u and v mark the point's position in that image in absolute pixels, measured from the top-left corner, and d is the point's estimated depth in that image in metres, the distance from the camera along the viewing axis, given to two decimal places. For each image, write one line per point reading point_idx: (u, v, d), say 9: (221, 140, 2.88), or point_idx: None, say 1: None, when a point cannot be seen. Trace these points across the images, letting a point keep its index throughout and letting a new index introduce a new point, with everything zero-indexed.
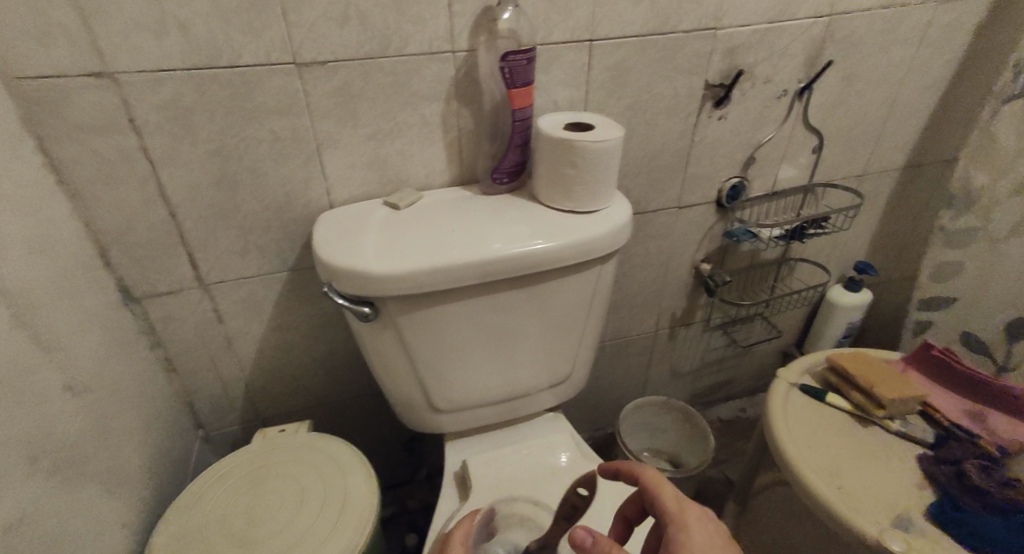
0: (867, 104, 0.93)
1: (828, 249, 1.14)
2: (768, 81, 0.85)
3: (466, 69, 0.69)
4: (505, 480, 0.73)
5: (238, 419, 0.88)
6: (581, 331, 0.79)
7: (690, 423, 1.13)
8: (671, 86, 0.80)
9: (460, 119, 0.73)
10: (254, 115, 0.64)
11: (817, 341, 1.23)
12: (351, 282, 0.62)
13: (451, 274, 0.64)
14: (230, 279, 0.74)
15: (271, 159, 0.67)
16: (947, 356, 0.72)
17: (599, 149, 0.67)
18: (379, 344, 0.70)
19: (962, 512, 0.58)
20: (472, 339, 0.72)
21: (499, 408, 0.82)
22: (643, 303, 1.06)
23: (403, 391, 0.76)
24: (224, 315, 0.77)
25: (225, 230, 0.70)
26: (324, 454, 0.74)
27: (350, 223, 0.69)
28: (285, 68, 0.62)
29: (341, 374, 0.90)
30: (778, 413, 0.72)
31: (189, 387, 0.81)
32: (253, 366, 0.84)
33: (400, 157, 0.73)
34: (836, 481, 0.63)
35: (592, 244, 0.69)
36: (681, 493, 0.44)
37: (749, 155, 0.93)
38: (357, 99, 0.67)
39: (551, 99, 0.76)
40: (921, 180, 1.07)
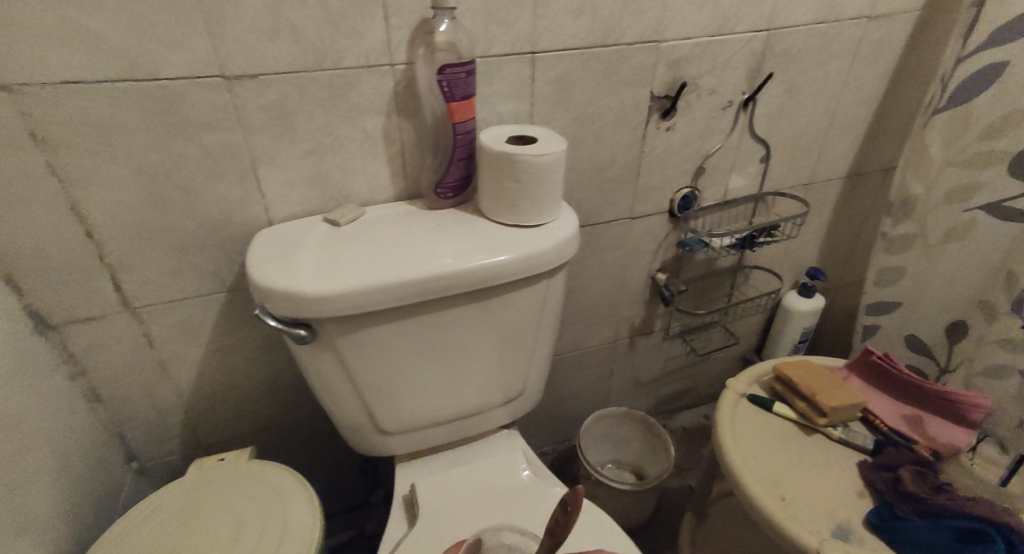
0: (810, 115, 0.95)
1: (780, 256, 1.15)
2: (713, 93, 0.86)
3: (406, 82, 0.68)
4: (453, 502, 0.71)
5: (177, 448, 0.83)
6: (532, 345, 0.78)
7: (650, 433, 1.13)
8: (617, 98, 0.81)
9: (402, 133, 0.71)
10: (180, 130, 0.61)
11: (773, 347, 1.24)
12: (284, 303, 0.60)
13: (391, 293, 0.62)
14: (162, 301, 0.70)
15: (201, 176, 0.64)
16: (885, 361, 0.75)
17: (541, 163, 0.66)
18: (320, 367, 0.67)
19: (900, 519, 0.59)
20: (417, 358, 0.70)
21: (451, 427, 0.79)
22: (600, 314, 1.06)
23: (348, 414, 0.73)
24: (155, 340, 0.73)
25: (153, 251, 0.67)
26: (265, 485, 0.70)
27: (286, 241, 0.66)
28: (211, 82, 0.59)
29: (289, 396, 0.87)
30: (726, 423, 0.72)
31: (120, 416, 0.76)
32: (190, 393, 0.79)
33: (341, 172, 0.71)
34: (780, 491, 0.64)
35: (538, 259, 0.68)
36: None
37: (698, 166, 0.93)
38: (292, 113, 0.64)
39: (496, 112, 0.75)
40: (864, 187, 1.10)
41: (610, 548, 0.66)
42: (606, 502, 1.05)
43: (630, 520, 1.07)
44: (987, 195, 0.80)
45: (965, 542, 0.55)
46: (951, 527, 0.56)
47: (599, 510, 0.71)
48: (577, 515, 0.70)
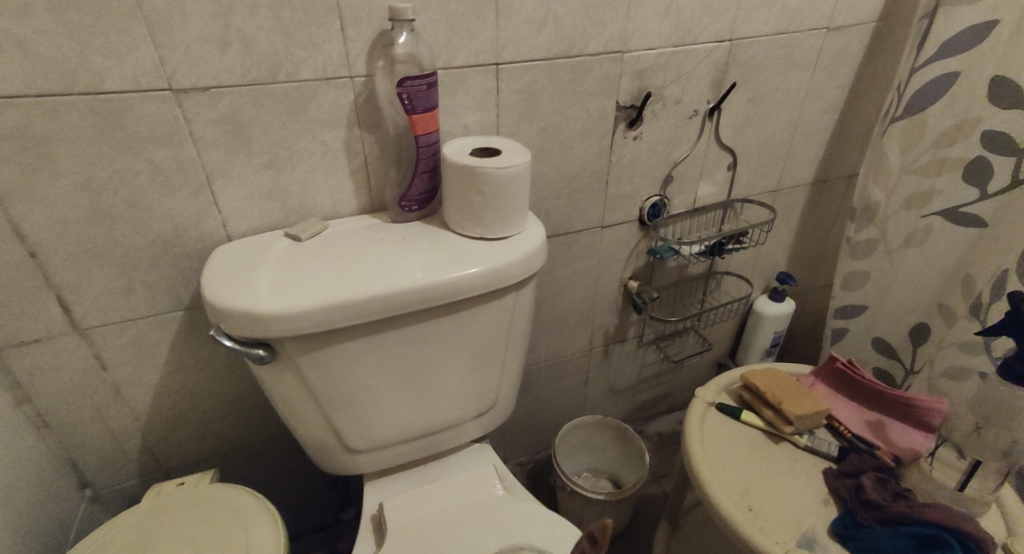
0: (774, 123, 0.96)
1: (751, 262, 1.16)
2: (678, 102, 0.86)
3: (366, 94, 0.66)
4: (422, 521, 0.69)
5: (136, 472, 0.80)
6: (502, 359, 0.77)
7: (626, 441, 1.12)
8: (584, 109, 0.80)
9: (365, 145, 0.70)
10: (127, 145, 0.59)
11: (746, 351, 1.25)
12: (240, 322, 0.58)
13: (352, 310, 0.61)
14: (113, 321, 0.68)
15: (152, 191, 0.62)
16: (849, 368, 0.77)
17: (505, 175, 0.65)
18: (280, 386, 0.66)
19: (862, 528, 0.60)
20: (383, 375, 0.68)
21: (421, 443, 0.78)
22: (573, 323, 1.05)
23: (313, 434, 0.71)
24: (108, 361, 0.70)
25: (103, 269, 0.64)
26: (225, 508, 0.68)
27: (245, 257, 0.65)
28: (159, 95, 0.57)
29: (254, 415, 0.84)
30: (695, 433, 0.73)
31: (72, 441, 0.74)
32: (148, 415, 0.77)
33: (302, 186, 0.69)
34: (747, 502, 0.64)
35: (505, 273, 0.67)
36: None
37: (667, 174, 0.94)
38: (247, 126, 0.63)
39: (460, 123, 0.74)
40: (830, 193, 1.12)
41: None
42: (581, 512, 1.04)
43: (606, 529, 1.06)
44: (944, 200, 0.82)
45: (921, 548, 0.56)
46: (908, 534, 0.57)
47: (570, 525, 0.70)
48: (548, 531, 0.69)
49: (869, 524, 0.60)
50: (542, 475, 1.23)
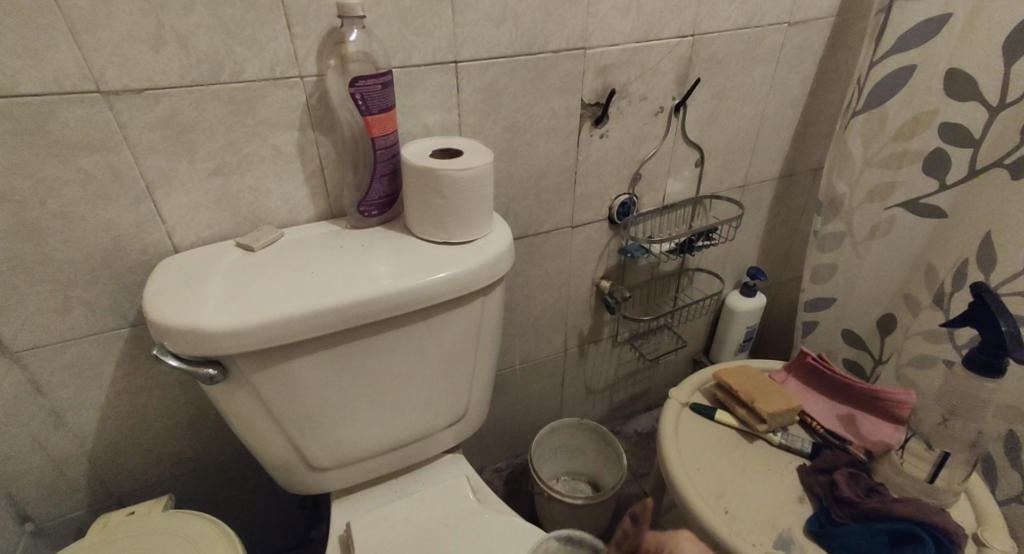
0: (740, 118, 0.96)
1: (722, 258, 1.16)
2: (644, 99, 0.85)
3: (319, 95, 0.63)
4: (391, 539, 0.67)
5: (84, 500, 0.76)
6: (472, 366, 0.75)
7: (605, 443, 1.10)
8: (548, 107, 0.79)
9: (320, 149, 0.67)
10: (53, 152, 0.55)
11: (720, 347, 1.25)
12: (185, 341, 0.54)
13: (309, 323, 0.57)
14: (49, 342, 0.63)
15: (85, 202, 0.58)
16: (818, 362, 0.77)
17: (466, 177, 0.63)
18: (235, 405, 0.62)
19: (837, 525, 0.60)
20: (346, 388, 0.65)
21: (391, 457, 0.75)
22: (546, 325, 1.03)
23: (275, 454, 0.68)
24: (45, 385, 0.66)
25: (33, 286, 0.60)
26: (180, 538, 0.65)
27: (192, 270, 0.61)
28: (87, 97, 0.54)
29: (213, 435, 0.80)
30: (669, 436, 0.72)
31: (9, 471, 0.69)
32: (94, 439, 0.72)
33: (253, 193, 0.66)
34: (723, 505, 0.64)
35: (470, 278, 0.65)
36: None
37: (635, 172, 0.93)
38: (189, 130, 0.59)
39: (421, 124, 0.72)
40: (796, 188, 1.13)
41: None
42: (560, 517, 1.02)
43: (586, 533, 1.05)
44: (907, 192, 0.83)
45: (895, 545, 0.56)
46: (881, 530, 0.56)
47: (546, 536, 0.68)
48: (523, 544, 0.66)
49: (845, 521, 0.59)
50: (521, 480, 1.21)
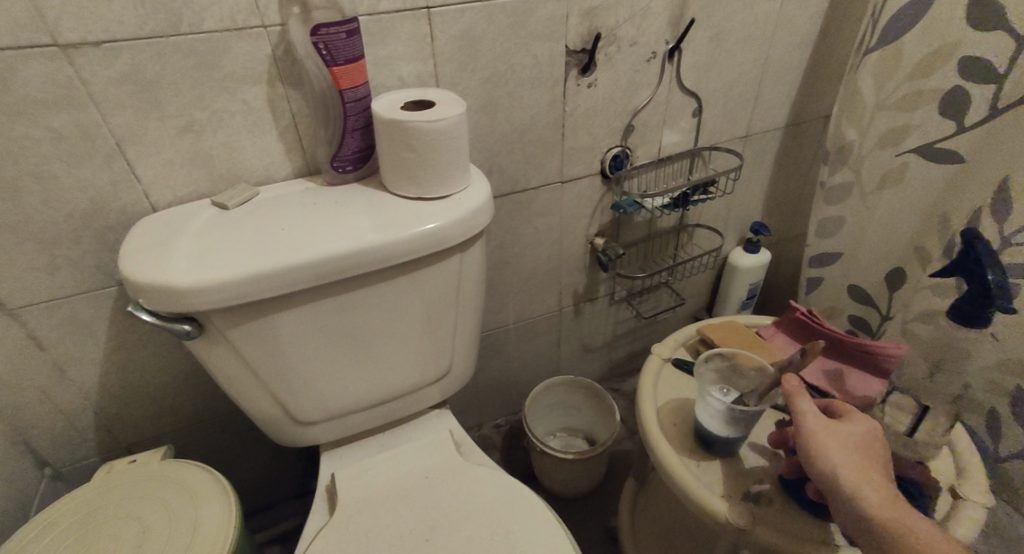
0: (741, 62, 0.91)
1: (724, 213, 1.13)
2: (634, 43, 0.81)
3: (285, 46, 0.62)
4: (373, 492, 0.69)
5: (94, 451, 0.80)
6: (453, 322, 0.74)
7: (600, 399, 1.11)
8: (530, 54, 0.75)
9: (291, 103, 0.66)
10: (19, 109, 0.55)
11: (721, 304, 1.23)
12: (157, 297, 0.55)
13: (280, 279, 0.58)
14: (41, 300, 0.65)
15: (58, 160, 0.58)
16: (808, 318, 0.73)
17: (437, 129, 0.61)
18: (215, 362, 0.63)
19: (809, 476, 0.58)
20: (325, 345, 0.66)
21: (377, 411, 0.77)
22: (540, 282, 1.02)
23: (262, 409, 0.69)
24: (44, 341, 0.68)
25: (17, 245, 0.61)
26: (176, 484, 0.68)
27: (166, 228, 0.61)
28: (44, 51, 0.53)
29: (210, 391, 0.83)
30: (649, 390, 0.71)
31: (19, 422, 0.72)
32: (97, 393, 0.75)
33: (227, 150, 0.65)
34: (697, 459, 0.63)
35: (443, 234, 0.63)
36: (833, 435, 0.53)
37: (628, 122, 0.89)
38: (153, 84, 0.58)
39: (396, 75, 0.69)
40: (803, 137, 1.08)
41: (526, 533, 0.64)
42: (554, 472, 1.04)
43: (580, 487, 1.06)
44: (920, 137, 0.76)
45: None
46: None
47: (524, 489, 0.69)
48: (499, 497, 0.68)
49: None
50: (521, 436, 1.23)
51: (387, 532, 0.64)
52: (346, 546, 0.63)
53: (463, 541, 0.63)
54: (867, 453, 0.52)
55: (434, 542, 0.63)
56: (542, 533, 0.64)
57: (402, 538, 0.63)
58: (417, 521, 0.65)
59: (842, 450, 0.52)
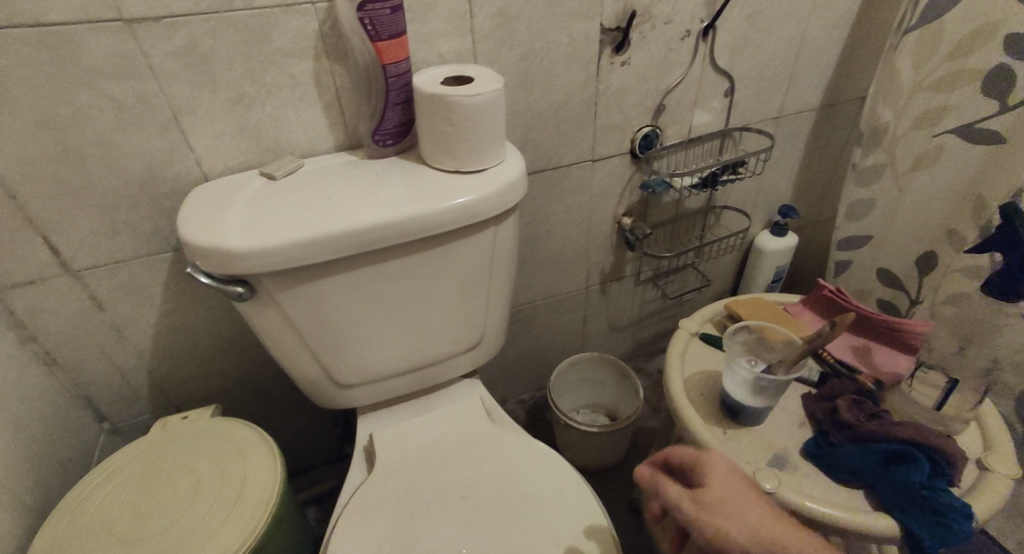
0: (776, 41, 0.91)
1: (753, 195, 1.13)
2: (669, 22, 0.81)
3: (331, 22, 0.64)
4: (409, 452, 0.73)
5: (146, 409, 0.85)
6: (486, 294, 0.77)
7: (624, 376, 1.13)
8: (566, 32, 0.76)
9: (335, 78, 0.68)
10: (87, 81, 0.58)
11: (746, 287, 1.23)
12: (213, 260, 0.59)
13: (326, 245, 0.61)
14: (104, 263, 0.70)
15: (121, 129, 0.62)
16: (837, 295, 0.74)
17: (476, 103, 0.63)
18: (265, 324, 0.67)
19: (833, 447, 0.62)
20: (366, 311, 0.69)
21: (412, 378, 0.80)
22: (567, 260, 1.04)
23: (305, 372, 0.73)
24: (105, 302, 0.73)
25: (83, 210, 0.65)
26: (225, 440, 0.72)
27: (218, 195, 0.65)
28: (111, 26, 0.56)
29: (253, 355, 0.87)
30: (677, 361, 0.73)
31: (81, 378, 0.77)
32: (151, 353, 0.80)
33: (274, 123, 0.68)
34: (722, 428, 0.66)
35: (480, 206, 0.66)
36: (688, 493, 0.43)
37: (659, 102, 0.89)
38: (208, 58, 0.61)
39: (435, 52, 0.71)
40: (836, 119, 1.07)
41: (554, 494, 0.67)
42: (577, 445, 1.07)
43: (602, 461, 1.09)
44: (957, 117, 0.76)
45: (888, 463, 0.58)
46: (875, 450, 0.58)
47: (552, 454, 0.72)
48: (528, 460, 0.71)
49: (841, 443, 0.62)
50: (545, 412, 1.26)
51: (426, 488, 0.68)
52: (387, 499, 0.67)
53: (497, 499, 0.66)
54: (737, 484, 0.42)
55: (469, 499, 0.66)
56: (569, 495, 0.67)
57: (440, 494, 0.67)
58: (454, 480, 0.69)
59: (713, 494, 0.42)
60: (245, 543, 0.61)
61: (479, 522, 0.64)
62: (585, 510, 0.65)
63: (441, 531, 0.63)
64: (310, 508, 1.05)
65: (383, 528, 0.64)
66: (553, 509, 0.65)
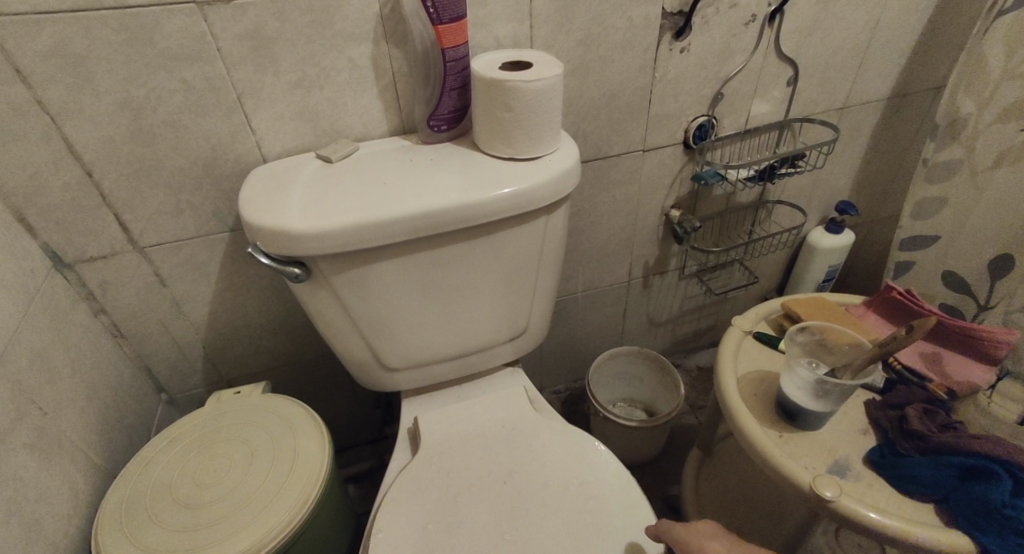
0: (846, 28, 0.86)
1: (808, 190, 1.08)
2: (733, 6, 0.78)
3: (392, 4, 0.64)
4: (455, 436, 0.73)
5: (201, 382, 0.88)
6: (533, 283, 0.76)
7: (664, 372, 1.11)
8: (625, 17, 0.74)
9: (393, 62, 0.68)
10: (161, 63, 0.59)
11: (795, 286, 1.19)
12: (275, 241, 0.60)
13: (384, 230, 0.61)
14: (169, 240, 0.72)
15: (189, 111, 0.63)
16: (907, 299, 0.71)
17: (536, 89, 0.62)
18: (318, 306, 0.68)
19: (901, 457, 0.60)
20: (416, 297, 0.70)
21: (457, 365, 0.81)
22: (613, 252, 1.03)
23: (354, 354, 0.75)
24: (167, 278, 0.75)
25: (150, 189, 0.67)
26: (276, 415, 0.74)
27: (278, 178, 0.66)
28: (185, 8, 0.57)
29: (301, 335, 0.89)
30: (730, 360, 0.72)
31: (144, 350, 0.81)
32: (207, 329, 0.82)
33: (331, 106, 0.69)
34: (778, 431, 0.64)
35: (535, 194, 0.65)
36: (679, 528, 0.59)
37: (717, 91, 0.86)
38: (273, 41, 0.62)
39: (493, 36, 0.71)
40: (904, 111, 1.01)
41: (601, 484, 0.67)
42: (615, 438, 1.06)
43: (640, 456, 1.08)
44: None
45: (964, 478, 0.56)
46: (950, 463, 0.56)
47: (598, 443, 0.72)
48: (574, 448, 0.71)
49: (909, 453, 0.60)
50: (580, 404, 1.26)
51: (471, 472, 0.68)
52: (432, 481, 0.67)
53: (543, 486, 0.66)
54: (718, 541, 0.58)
55: (515, 485, 0.66)
56: (617, 486, 0.66)
57: (485, 479, 0.67)
58: (498, 465, 0.69)
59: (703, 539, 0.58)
60: (297, 518, 0.63)
61: (524, 508, 0.64)
62: (634, 503, 0.65)
63: (487, 514, 0.64)
64: (350, 486, 1.07)
65: (430, 509, 0.65)
66: (599, 498, 0.65)
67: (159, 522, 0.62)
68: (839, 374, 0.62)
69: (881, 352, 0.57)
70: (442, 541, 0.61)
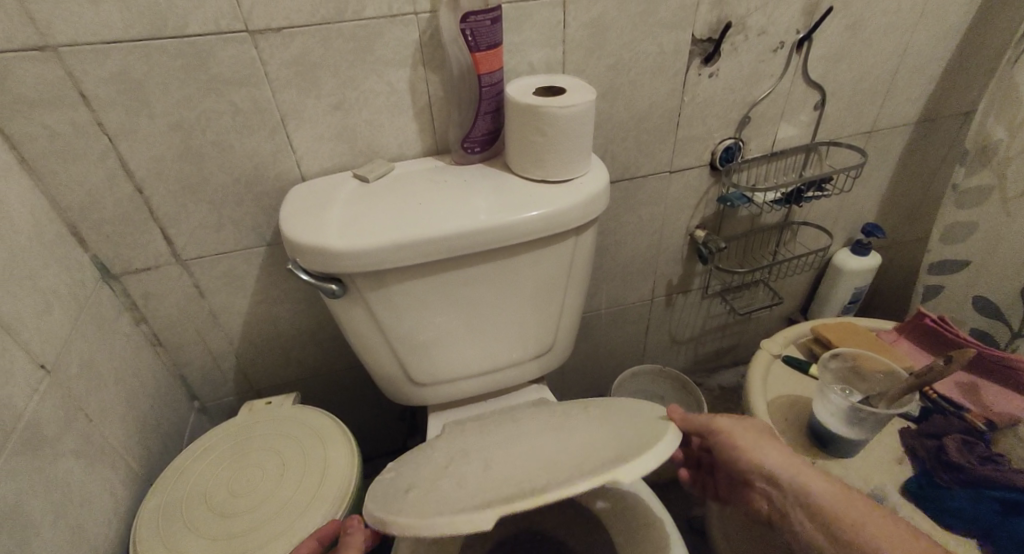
0: (875, 53, 0.87)
1: (835, 211, 1.08)
2: (762, 33, 0.79)
3: (431, 31, 0.66)
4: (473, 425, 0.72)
5: (232, 391, 0.90)
6: (560, 301, 0.77)
7: (687, 392, 1.12)
8: (655, 43, 0.76)
9: (429, 86, 0.70)
10: (211, 87, 0.62)
11: (820, 307, 1.18)
12: (316, 260, 0.62)
13: (419, 250, 0.63)
14: (210, 253, 0.74)
15: (235, 131, 0.66)
16: (941, 326, 0.71)
17: (570, 115, 0.63)
18: (352, 321, 0.70)
19: (940, 488, 0.60)
20: (446, 314, 0.71)
21: (483, 381, 0.81)
22: (637, 269, 1.03)
23: (384, 368, 0.76)
24: (206, 290, 0.78)
25: (195, 205, 0.70)
26: (306, 428, 0.76)
27: (318, 196, 0.68)
28: (237, 37, 0.60)
29: (330, 347, 0.91)
30: (758, 384, 0.72)
31: (180, 358, 0.83)
32: (241, 340, 0.85)
33: (369, 128, 0.71)
34: (811, 457, 0.65)
35: (566, 216, 0.66)
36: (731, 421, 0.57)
37: (744, 114, 0.87)
38: (316, 66, 0.64)
39: (526, 61, 0.73)
40: (932, 135, 1.01)
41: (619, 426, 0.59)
42: None
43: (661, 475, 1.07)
44: None
45: (1008, 514, 0.56)
46: (996, 499, 0.57)
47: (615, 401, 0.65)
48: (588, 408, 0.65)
49: (950, 485, 0.60)
50: None
51: (479, 440, 0.65)
52: (446, 447, 0.66)
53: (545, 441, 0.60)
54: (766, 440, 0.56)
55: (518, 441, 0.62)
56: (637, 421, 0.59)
57: (492, 441, 0.64)
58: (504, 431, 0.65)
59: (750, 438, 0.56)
60: None
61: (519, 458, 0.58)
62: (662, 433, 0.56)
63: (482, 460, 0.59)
64: None
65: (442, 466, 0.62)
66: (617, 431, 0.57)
67: (194, 530, 0.63)
68: (873, 400, 0.62)
69: (919, 381, 0.58)
70: (433, 479, 0.58)
